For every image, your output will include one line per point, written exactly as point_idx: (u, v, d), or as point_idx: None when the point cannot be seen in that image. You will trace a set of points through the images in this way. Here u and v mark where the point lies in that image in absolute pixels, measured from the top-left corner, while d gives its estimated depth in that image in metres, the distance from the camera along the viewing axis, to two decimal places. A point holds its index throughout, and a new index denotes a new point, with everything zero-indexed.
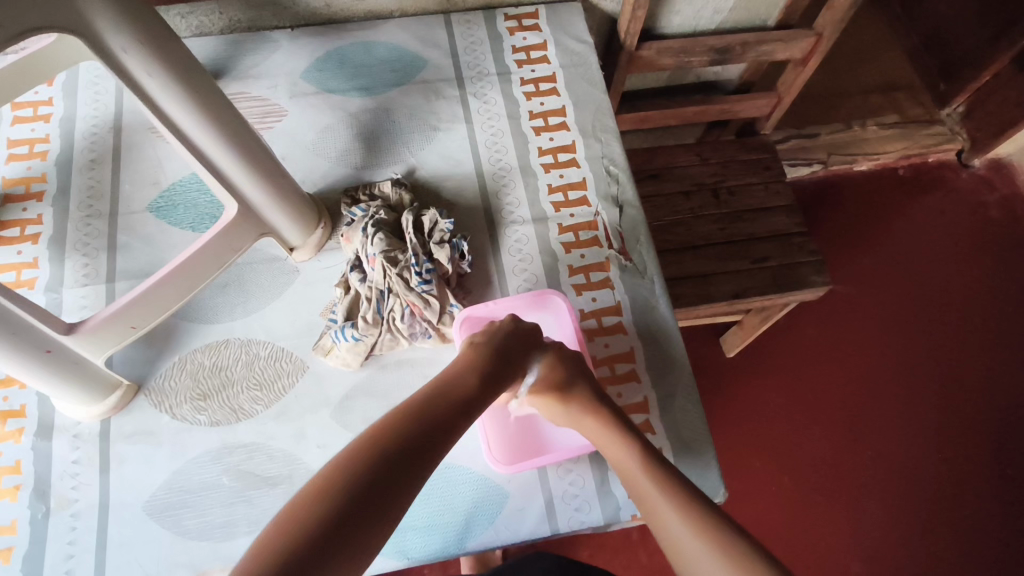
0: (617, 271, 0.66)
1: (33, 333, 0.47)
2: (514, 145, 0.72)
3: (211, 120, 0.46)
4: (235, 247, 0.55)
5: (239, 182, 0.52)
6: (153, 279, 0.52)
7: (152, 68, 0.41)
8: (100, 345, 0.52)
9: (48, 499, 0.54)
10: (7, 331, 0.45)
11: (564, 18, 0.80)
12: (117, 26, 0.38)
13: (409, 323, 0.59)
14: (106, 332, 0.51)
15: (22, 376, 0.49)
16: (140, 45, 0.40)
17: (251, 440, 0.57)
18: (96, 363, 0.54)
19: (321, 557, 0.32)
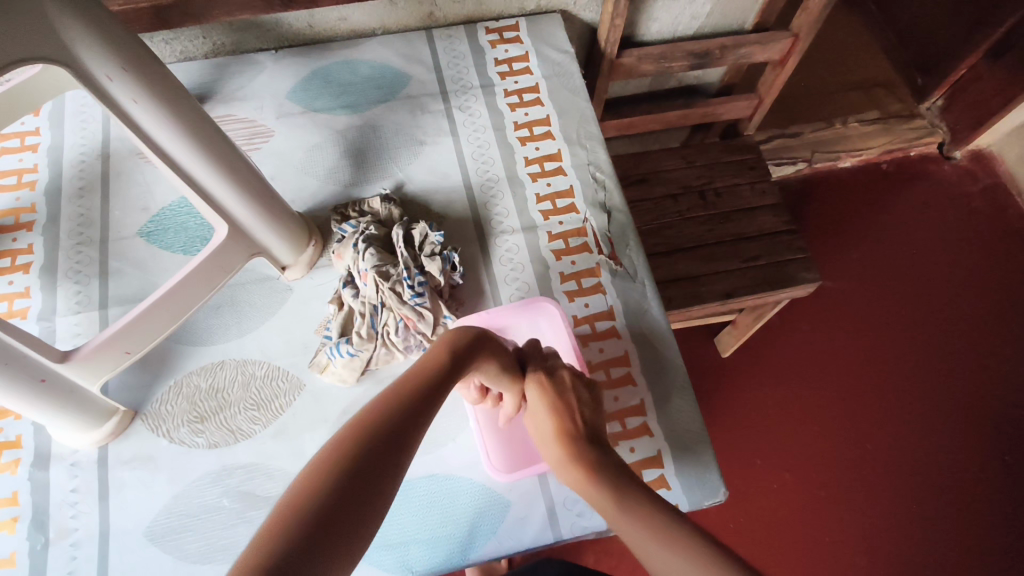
0: (608, 275, 0.66)
1: (26, 363, 0.47)
2: (500, 155, 0.73)
3: (198, 141, 0.46)
4: (225, 268, 0.56)
5: (228, 203, 0.52)
6: (143, 306, 0.52)
7: (137, 94, 0.41)
8: (94, 372, 0.52)
9: (47, 529, 0.54)
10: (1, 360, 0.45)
11: (544, 29, 0.81)
12: (101, 54, 0.39)
13: (403, 337, 0.59)
14: (100, 359, 0.52)
15: (18, 408, 0.49)
16: (124, 72, 0.40)
17: (250, 460, 0.57)
18: (90, 390, 0.54)
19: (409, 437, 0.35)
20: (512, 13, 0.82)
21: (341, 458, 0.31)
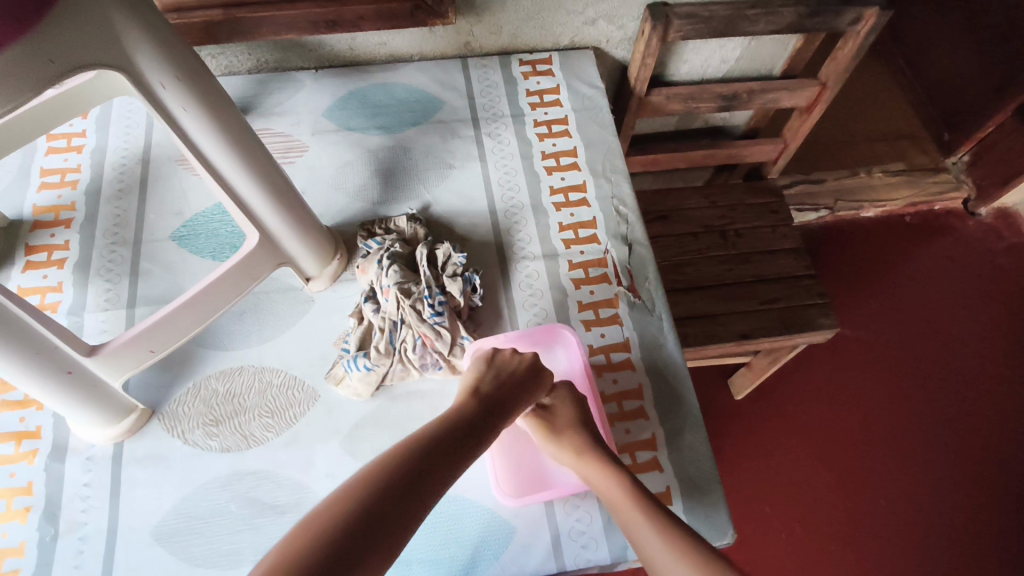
0: (626, 307, 0.67)
1: (50, 353, 0.48)
2: (527, 183, 0.74)
3: (239, 150, 0.48)
4: (253, 275, 0.57)
5: (262, 212, 0.54)
6: (172, 306, 0.53)
7: (187, 102, 0.43)
8: (118, 368, 0.53)
9: (57, 522, 0.55)
10: (31, 349, 0.47)
11: (576, 64, 0.83)
12: (157, 62, 0.41)
13: (420, 354, 0.60)
14: (125, 355, 0.53)
15: (34, 395, 0.50)
16: (177, 80, 0.42)
17: (260, 467, 0.57)
18: (112, 387, 0.55)
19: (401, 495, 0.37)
20: (545, 47, 0.84)
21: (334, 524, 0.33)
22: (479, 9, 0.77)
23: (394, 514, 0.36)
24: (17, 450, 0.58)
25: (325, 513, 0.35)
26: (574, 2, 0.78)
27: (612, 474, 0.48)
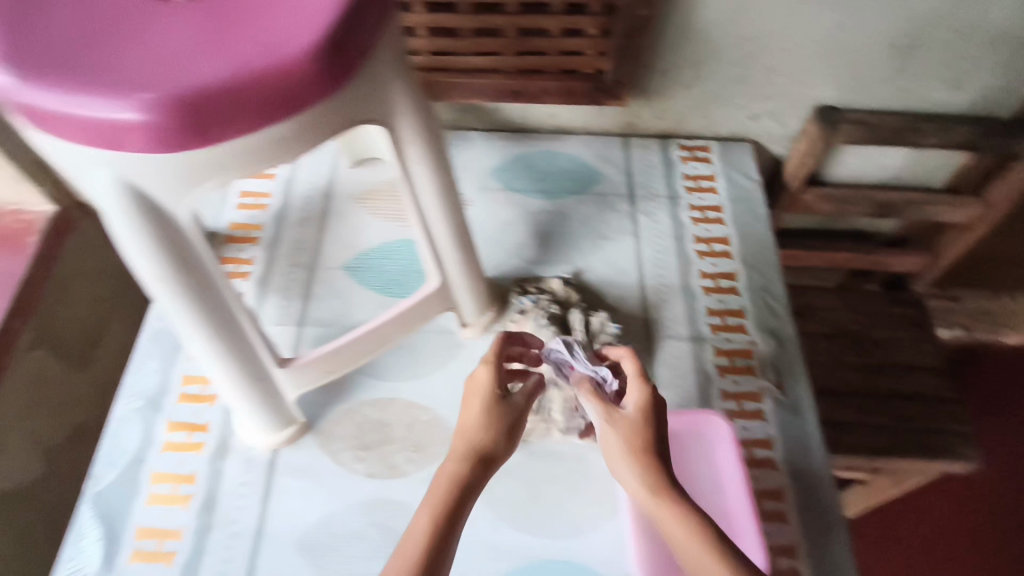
0: (771, 404, 0.66)
1: (253, 361, 0.53)
2: (677, 264, 0.75)
3: (446, 203, 0.52)
4: (424, 315, 0.61)
5: (448, 259, 0.58)
6: (355, 334, 0.58)
7: (423, 159, 0.48)
8: (296, 382, 0.58)
9: (213, 514, 0.60)
10: (240, 355, 0.51)
11: (735, 155, 0.85)
12: (412, 124, 0.45)
13: (567, 416, 0.61)
14: (309, 372, 0.57)
15: (225, 391, 0.56)
16: (420, 140, 0.46)
17: (400, 499, 0.61)
18: (287, 398, 0.59)
19: None
20: (705, 135, 0.87)
21: None
22: (650, 94, 0.80)
23: None
24: (188, 439, 0.63)
25: None
26: (744, 97, 0.80)
27: (671, 505, 0.43)
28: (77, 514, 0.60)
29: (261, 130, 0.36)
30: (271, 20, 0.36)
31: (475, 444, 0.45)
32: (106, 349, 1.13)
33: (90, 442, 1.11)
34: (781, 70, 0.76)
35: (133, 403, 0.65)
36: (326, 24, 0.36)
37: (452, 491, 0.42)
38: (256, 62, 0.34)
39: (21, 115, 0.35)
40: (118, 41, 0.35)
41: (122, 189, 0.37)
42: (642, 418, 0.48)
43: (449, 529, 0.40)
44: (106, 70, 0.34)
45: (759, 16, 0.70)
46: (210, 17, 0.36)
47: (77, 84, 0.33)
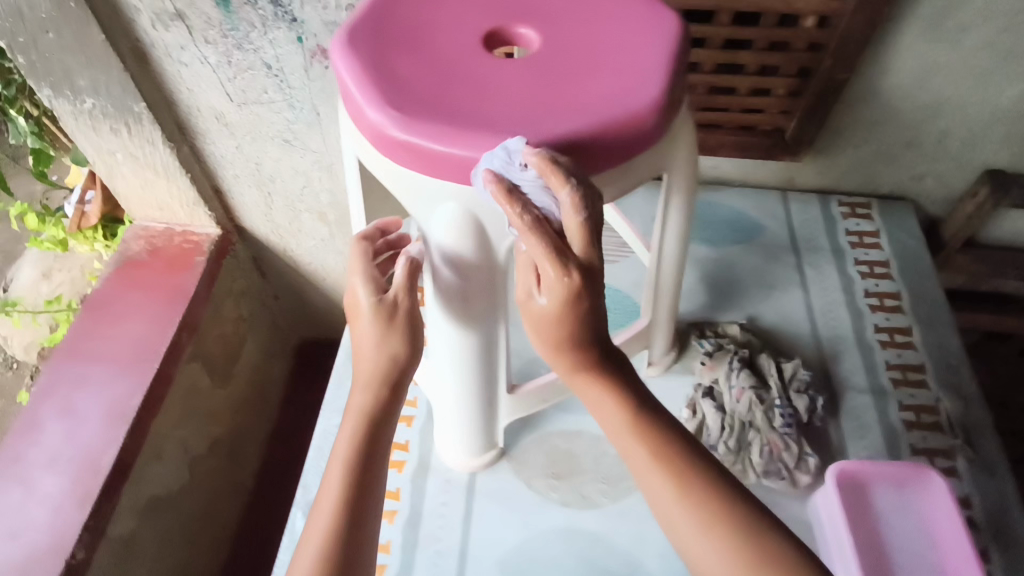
0: (964, 463, 0.66)
1: (491, 387, 0.56)
2: (850, 318, 0.76)
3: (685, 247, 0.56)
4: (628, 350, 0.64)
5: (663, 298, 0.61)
6: None
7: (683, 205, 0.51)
8: (515, 408, 0.60)
9: (418, 531, 0.62)
10: (485, 377, 0.55)
11: (896, 214, 0.86)
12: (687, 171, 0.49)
13: (766, 461, 0.62)
14: (531, 398, 0.60)
15: (454, 412, 0.59)
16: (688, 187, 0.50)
17: (595, 530, 0.62)
18: (500, 423, 0.62)
19: (349, 533, 0.40)
20: (864, 192, 0.88)
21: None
22: (819, 151, 0.83)
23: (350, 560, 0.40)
24: (389, 457, 0.67)
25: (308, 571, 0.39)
26: (913, 158, 0.82)
27: (607, 397, 0.43)
28: (289, 519, 0.63)
29: (602, 174, 0.40)
30: (610, 78, 0.41)
31: (379, 368, 0.44)
32: (243, 367, 1.16)
33: (221, 454, 1.13)
34: (958, 135, 0.78)
35: (335, 418, 0.69)
36: (661, 83, 0.41)
37: (368, 422, 0.44)
38: (611, 114, 0.39)
39: (391, 154, 0.40)
40: (475, 96, 0.40)
41: (463, 217, 0.42)
42: (559, 311, 0.39)
43: (366, 478, 0.42)
44: (480, 119, 0.39)
45: (947, 85, 0.73)
46: (553, 74, 0.41)
47: (459, 131, 0.38)
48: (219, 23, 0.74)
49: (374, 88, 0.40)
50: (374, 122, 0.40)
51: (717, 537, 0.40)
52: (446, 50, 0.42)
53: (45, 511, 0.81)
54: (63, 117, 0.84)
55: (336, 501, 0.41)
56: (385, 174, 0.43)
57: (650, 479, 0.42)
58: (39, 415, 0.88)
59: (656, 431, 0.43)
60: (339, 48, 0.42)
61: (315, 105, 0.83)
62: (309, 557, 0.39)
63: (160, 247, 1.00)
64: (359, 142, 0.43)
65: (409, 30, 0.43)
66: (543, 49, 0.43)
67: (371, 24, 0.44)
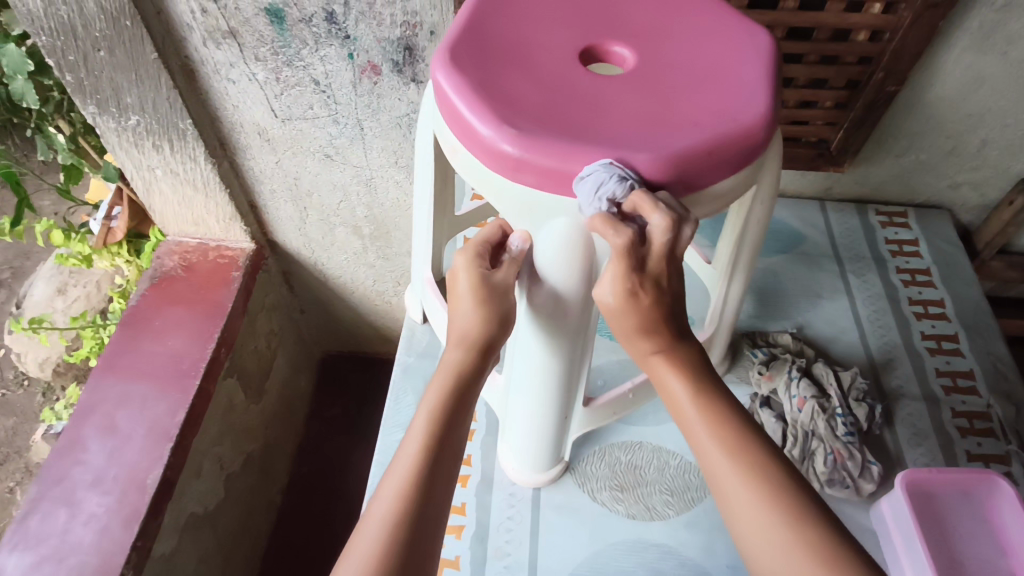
0: (1020, 467, 0.66)
1: (569, 402, 0.57)
2: (897, 325, 0.77)
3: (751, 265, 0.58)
4: None
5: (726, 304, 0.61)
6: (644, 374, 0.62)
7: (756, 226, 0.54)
8: (587, 421, 0.61)
9: (487, 546, 0.62)
10: (566, 391, 0.55)
11: (933, 223, 0.88)
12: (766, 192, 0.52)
13: (831, 469, 0.62)
14: (603, 411, 0.61)
15: (531, 428, 0.59)
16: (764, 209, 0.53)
17: (664, 541, 0.62)
18: (572, 435, 0.63)
19: (437, 469, 0.42)
20: (900, 202, 0.90)
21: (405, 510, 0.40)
22: (859, 161, 0.85)
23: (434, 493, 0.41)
24: None
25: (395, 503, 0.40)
26: (951, 168, 0.84)
27: (672, 369, 0.45)
28: None
29: (715, 186, 0.44)
30: (707, 99, 0.44)
31: (473, 335, 0.47)
32: (273, 383, 1.14)
33: (255, 471, 1.10)
34: (997, 144, 0.80)
35: (396, 433, 0.69)
36: (759, 100, 0.45)
37: (456, 378, 0.46)
38: (722, 130, 0.43)
39: (513, 175, 0.43)
40: (591, 109, 0.43)
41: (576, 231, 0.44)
42: (623, 304, 0.43)
43: (448, 427, 0.44)
44: (603, 136, 0.42)
45: (989, 96, 0.75)
46: (658, 96, 0.45)
47: (582, 150, 0.41)
48: (272, 40, 0.74)
49: (498, 103, 0.43)
50: (498, 145, 0.42)
51: (770, 507, 0.40)
52: (552, 76, 0.45)
53: (91, 532, 0.78)
54: (105, 135, 0.82)
55: (419, 445, 0.42)
56: (500, 195, 0.45)
57: (706, 450, 0.43)
58: (81, 433, 0.85)
59: (720, 402, 0.44)
60: (451, 76, 0.45)
61: (359, 121, 0.84)
62: (389, 493, 0.40)
63: (194, 263, 0.98)
64: (471, 164, 0.45)
65: (512, 57, 0.46)
66: (641, 74, 0.46)
67: (474, 52, 0.46)
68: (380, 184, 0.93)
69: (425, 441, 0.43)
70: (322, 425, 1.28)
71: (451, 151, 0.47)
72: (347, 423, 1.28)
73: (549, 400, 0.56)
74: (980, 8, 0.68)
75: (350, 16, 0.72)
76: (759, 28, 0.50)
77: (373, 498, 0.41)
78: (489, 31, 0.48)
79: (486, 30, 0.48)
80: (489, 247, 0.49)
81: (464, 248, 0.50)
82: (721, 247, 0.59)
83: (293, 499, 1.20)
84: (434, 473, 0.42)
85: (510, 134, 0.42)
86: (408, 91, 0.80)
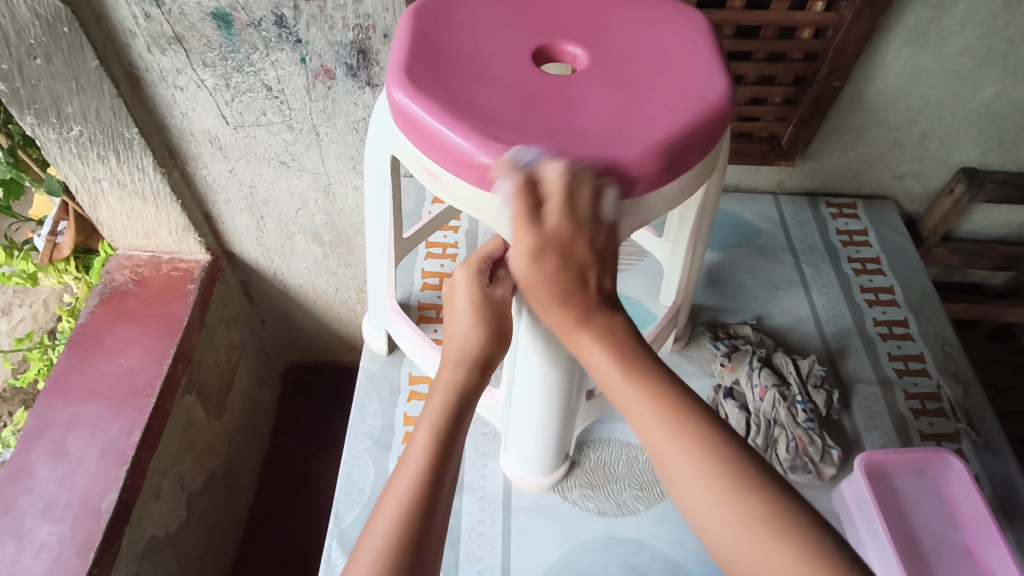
0: (969, 445, 0.69)
1: (573, 402, 0.57)
2: (851, 312, 0.80)
3: (704, 238, 0.62)
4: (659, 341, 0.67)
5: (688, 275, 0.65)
6: None
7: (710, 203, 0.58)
8: (586, 414, 0.64)
9: (458, 552, 0.61)
10: (577, 390, 0.56)
11: (880, 213, 0.91)
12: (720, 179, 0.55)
13: (793, 455, 0.63)
14: (600, 403, 0.64)
15: (535, 432, 0.59)
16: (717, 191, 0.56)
17: (636, 536, 0.62)
18: (575, 430, 0.64)
19: (436, 489, 0.40)
20: (849, 194, 0.93)
21: (404, 531, 0.38)
22: (809, 155, 0.87)
23: (430, 513, 0.39)
24: None
25: (393, 522, 0.38)
26: (895, 159, 0.87)
27: (599, 347, 0.40)
28: (324, 550, 0.61)
29: (695, 165, 0.45)
30: (671, 87, 0.45)
31: (468, 351, 0.47)
32: (234, 398, 1.11)
33: (218, 489, 1.07)
34: (936, 135, 0.83)
35: (362, 442, 0.68)
36: (717, 77, 0.46)
37: (454, 396, 0.44)
38: (695, 109, 0.44)
39: None
40: (560, 111, 0.43)
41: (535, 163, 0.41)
42: (536, 270, 0.40)
43: (447, 444, 0.42)
44: (577, 136, 0.42)
45: (927, 90, 0.78)
46: (625, 88, 0.45)
47: (563, 150, 0.41)
48: (219, 45, 0.72)
49: (466, 114, 0.42)
50: (484, 162, 0.41)
51: (718, 484, 0.36)
52: (515, 81, 0.45)
53: (43, 563, 0.74)
54: (45, 147, 0.78)
55: (415, 467, 0.40)
56: (495, 212, 0.44)
57: (631, 408, 0.39)
58: (30, 459, 0.81)
59: (659, 372, 0.40)
60: (414, 98, 0.43)
61: (315, 126, 0.82)
62: (388, 517, 0.38)
63: (147, 277, 0.94)
64: (456, 187, 0.44)
65: (469, 69, 0.46)
66: (603, 71, 0.46)
67: (429, 69, 0.45)
68: (339, 190, 0.92)
69: (425, 460, 0.41)
70: (288, 438, 1.25)
71: (429, 178, 0.46)
72: (313, 436, 1.25)
73: (525, 396, 0.56)
74: (915, 6, 0.70)
75: (301, 19, 0.70)
76: (692, 9, 0.52)
77: (372, 518, 0.39)
78: (437, 47, 0.47)
79: (435, 47, 0.47)
80: (488, 265, 0.53)
81: (464, 266, 0.53)
82: (682, 227, 0.63)
83: (261, 515, 1.17)
84: (433, 493, 0.40)
85: (495, 148, 0.41)
86: (364, 95, 0.79)
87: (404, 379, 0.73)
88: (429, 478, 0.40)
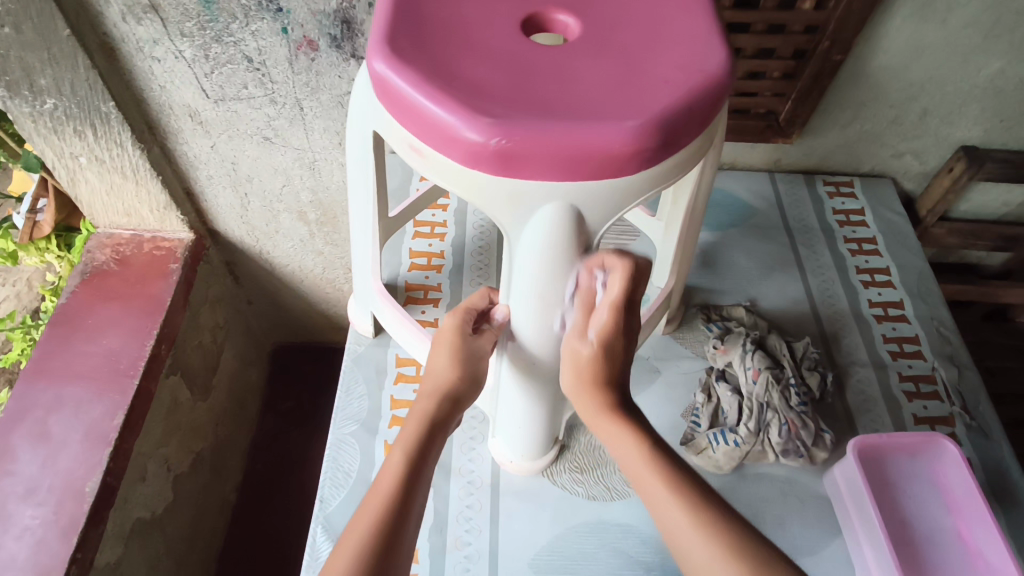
0: (963, 429, 0.69)
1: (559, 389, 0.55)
2: (846, 294, 0.79)
3: (699, 213, 0.60)
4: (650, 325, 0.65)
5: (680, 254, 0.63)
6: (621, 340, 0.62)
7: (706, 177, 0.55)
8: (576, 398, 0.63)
9: (445, 537, 0.60)
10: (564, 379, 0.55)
11: (878, 192, 0.89)
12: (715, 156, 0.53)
13: (785, 439, 0.62)
14: None
15: (525, 417, 0.58)
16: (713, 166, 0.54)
17: (626, 520, 0.61)
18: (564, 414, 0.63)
19: (404, 509, 0.41)
20: (846, 172, 0.91)
21: (375, 547, 0.39)
22: (808, 133, 0.85)
23: (395, 527, 0.40)
24: None
25: (364, 535, 0.39)
26: (894, 137, 0.85)
27: (623, 432, 0.45)
28: (310, 536, 0.60)
29: (691, 143, 0.43)
30: (669, 58, 0.43)
31: (442, 387, 0.48)
32: (220, 379, 1.09)
33: (206, 470, 1.06)
34: (937, 113, 0.82)
35: (348, 426, 0.67)
36: (717, 48, 0.44)
37: (425, 425, 0.46)
38: (692, 82, 0.42)
39: (492, 166, 0.40)
40: (552, 83, 0.41)
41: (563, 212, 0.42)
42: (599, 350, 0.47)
43: (420, 467, 0.44)
44: (568, 110, 0.39)
45: (929, 65, 0.76)
46: (620, 59, 0.43)
47: (552, 125, 0.38)
48: (197, 14, 0.69)
49: (453, 86, 0.40)
50: (470, 138, 0.39)
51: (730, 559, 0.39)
52: (504, 52, 0.43)
53: (27, 546, 0.73)
54: (18, 121, 0.74)
55: (387, 486, 0.42)
56: (481, 191, 0.42)
57: (644, 482, 0.44)
58: (11, 441, 0.79)
59: (664, 451, 0.45)
60: (396, 70, 0.41)
61: (298, 100, 0.80)
62: (358, 534, 0.40)
63: (128, 256, 0.92)
64: (442, 164, 0.42)
65: (455, 39, 0.43)
66: (598, 41, 0.44)
67: (413, 39, 0.43)
68: (324, 167, 0.89)
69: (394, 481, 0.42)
70: (276, 419, 1.24)
71: (413, 154, 0.43)
72: (301, 416, 1.24)
73: (509, 384, 0.55)
74: None
75: None
76: None
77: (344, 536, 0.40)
78: (423, 16, 0.45)
79: (422, 15, 0.45)
80: (473, 317, 0.51)
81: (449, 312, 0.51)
82: (676, 205, 0.61)
83: (249, 497, 1.16)
84: (400, 512, 0.41)
85: (482, 123, 0.39)
86: (349, 67, 0.77)
87: (391, 361, 0.72)
88: (399, 498, 0.41)
